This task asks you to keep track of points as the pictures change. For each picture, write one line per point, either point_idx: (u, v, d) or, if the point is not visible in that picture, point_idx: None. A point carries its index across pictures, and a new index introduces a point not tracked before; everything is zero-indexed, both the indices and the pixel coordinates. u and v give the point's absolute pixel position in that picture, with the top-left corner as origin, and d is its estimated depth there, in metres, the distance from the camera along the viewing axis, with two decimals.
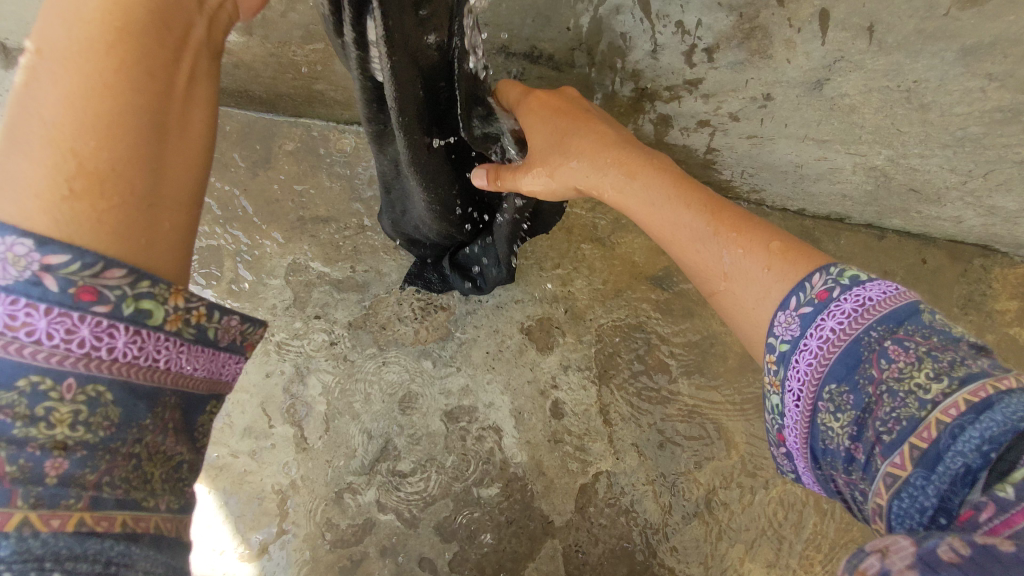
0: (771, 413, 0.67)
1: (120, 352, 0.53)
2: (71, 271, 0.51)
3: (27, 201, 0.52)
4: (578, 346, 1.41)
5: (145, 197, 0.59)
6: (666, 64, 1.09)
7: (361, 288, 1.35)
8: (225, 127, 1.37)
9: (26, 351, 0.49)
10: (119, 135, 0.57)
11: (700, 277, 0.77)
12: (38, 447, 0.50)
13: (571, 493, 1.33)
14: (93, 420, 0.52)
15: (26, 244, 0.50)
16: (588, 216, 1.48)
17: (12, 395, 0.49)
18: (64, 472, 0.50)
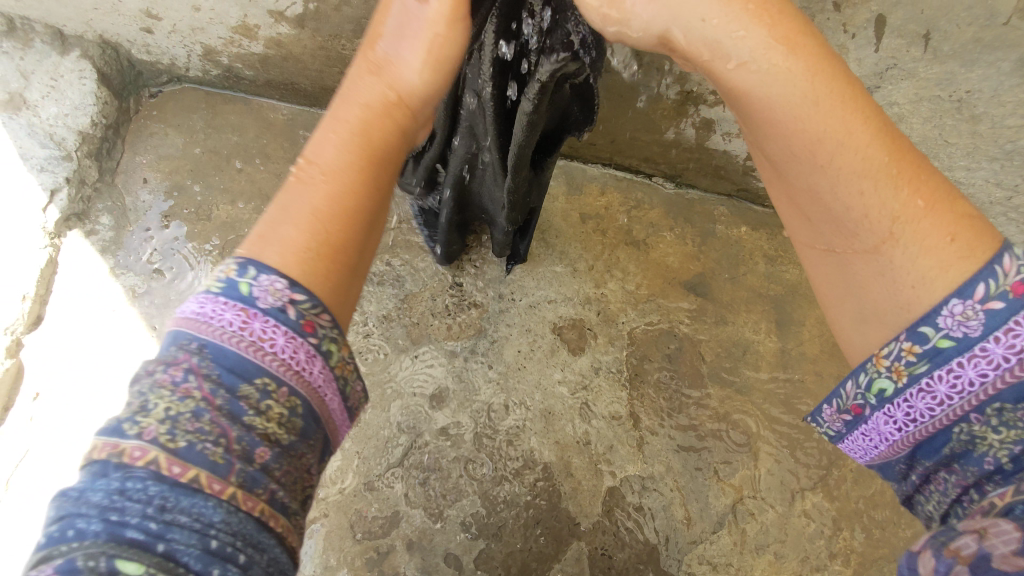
0: (864, 389, 0.61)
1: (314, 377, 0.57)
2: (304, 307, 0.57)
3: (283, 255, 0.59)
4: (610, 348, 1.41)
5: (355, 263, 0.64)
6: None
7: (397, 281, 1.42)
8: (269, 119, 1.40)
9: (260, 353, 0.54)
10: (343, 207, 0.63)
11: (830, 226, 0.62)
12: (247, 434, 0.51)
13: (598, 496, 1.32)
14: (288, 424, 0.55)
15: (283, 280, 0.57)
16: (623, 221, 1.51)
17: (248, 389, 0.53)
18: (262, 462, 0.52)
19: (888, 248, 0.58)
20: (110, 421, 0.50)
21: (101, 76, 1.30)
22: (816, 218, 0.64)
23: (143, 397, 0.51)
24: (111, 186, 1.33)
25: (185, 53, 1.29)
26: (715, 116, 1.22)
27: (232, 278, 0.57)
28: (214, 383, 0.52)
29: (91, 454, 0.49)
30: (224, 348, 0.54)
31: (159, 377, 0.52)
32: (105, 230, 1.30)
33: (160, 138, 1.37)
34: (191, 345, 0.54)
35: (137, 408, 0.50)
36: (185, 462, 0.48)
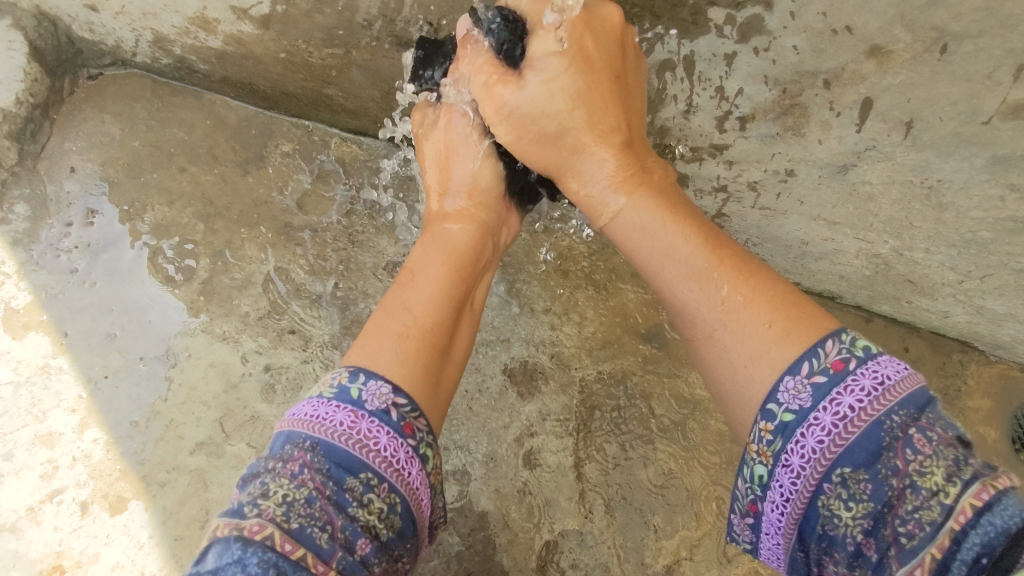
0: (750, 481, 0.74)
1: (412, 478, 0.72)
2: (405, 410, 0.75)
3: (388, 362, 0.79)
4: (560, 395, 1.36)
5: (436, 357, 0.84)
6: (697, 126, 1.07)
7: (342, 307, 1.21)
8: (220, 117, 1.29)
9: (365, 452, 0.70)
10: (432, 326, 0.86)
11: (688, 323, 0.83)
12: (351, 525, 0.66)
13: (533, 550, 1.28)
14: (388, 519, 0.69)
15: (387, 387, 0.76)
16: (586, 262, 1.46)
17: (354, 482, 0.68)
18: (362, 552, 0.66)
19: (719, 334, 0.78)
20: (238, 504, 0.65)
21: (34, 51, 1.16)
22: (674, 310, 0.86)
23: (267, 484, 0.67)
24: (33, 172, 1.21)
25: (133, 37, 1.19)
26: (689, 172, 1.19)
27: (344, 385, 0.75)
28: (324, 476, 0.67)
29: (218, 532, 0.64)
30: (333, 446, 0.70)
31: (280, 468, 0.68)
32: (20, 220, 1.19)
33: (95, 126, 1.25)
34: (306, 443, 0.70)
35: (257, 493, 0.66)
36: (295, 542, 0.63)
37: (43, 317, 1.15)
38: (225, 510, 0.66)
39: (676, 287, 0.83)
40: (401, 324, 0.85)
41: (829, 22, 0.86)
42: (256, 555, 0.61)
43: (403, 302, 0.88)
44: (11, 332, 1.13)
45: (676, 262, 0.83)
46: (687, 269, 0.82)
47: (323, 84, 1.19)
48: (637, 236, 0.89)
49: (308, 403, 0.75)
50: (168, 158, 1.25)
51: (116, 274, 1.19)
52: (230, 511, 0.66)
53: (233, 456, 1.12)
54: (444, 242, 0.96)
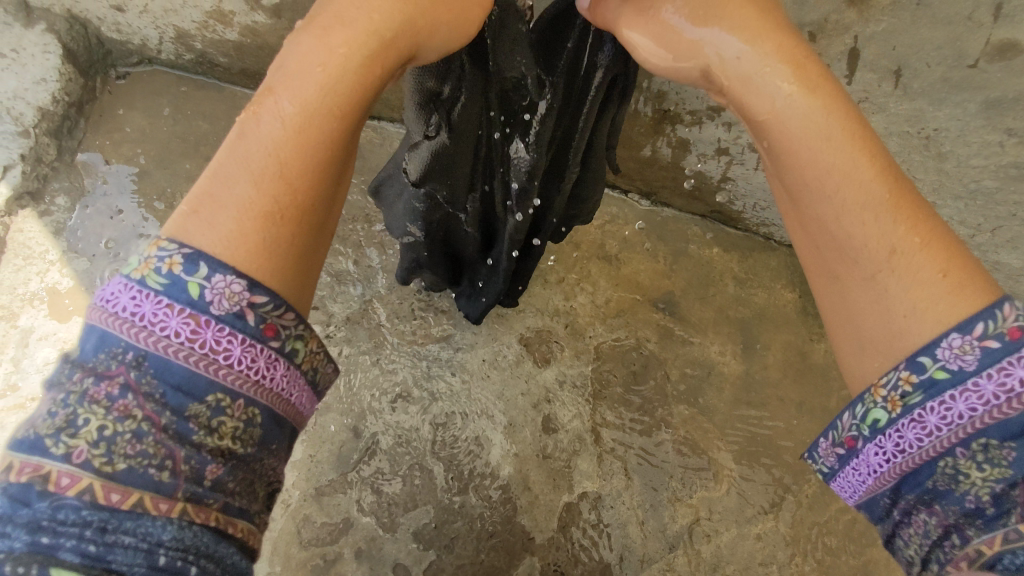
0: (859, 419, 0.57)
1: (275, 382, 0.51)
2: (264, 309, 0.50)
3: (223, 226, 0.50)
4: (575, 362, 1.40)
5: (314, 225, 0.56)
6: (692, 89, 1.09)
7: (363, 282, 1.39)
8: (243, 108, 1.37)
9: (210, 368, 0.48)
10: (302, 166, 0.53)
11: (832, 254, 0.58)
12: (194, 454, 0.47)
13: (554, 512, 1.31)
14: (245, 435, 0.50)
15: (242, 281, 0.49)
16: (597, 233, 1.50)
17: (198, 406, 0.47)
18: (212, 479, 0.47)
19: (882, 278, 0.54)
20: (33, 436, 0.45)
21: (68, 52, 1.25)
22: (820, 240, 0.59)
23: (68, 409, 0.46)
24: (71, 166, 1.29)
25: (157, 35, 1.26)
26: (690, 137, 1.21)
27: (177, 273, 0.48)
28: (157, 404, 0.46)
29: (9, 475, 0.44)
30: (165, 364, 0.47)
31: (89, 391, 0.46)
32: (60, 211, 1.27)
33: (127, 121, 1.33)
34: (124, 355, 0.47)
35: (61, 423, 0.45)
36: (125, 489, 0.45)
37: (85, 301, 1.23)
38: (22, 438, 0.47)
39: (828, 217, 0.57)
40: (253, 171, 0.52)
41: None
42: (72, 505, 0.44)
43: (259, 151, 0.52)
44: (56, 316, 1.21)
45: (844, 190, 0.56)
46: (862, 207, 0.55)
47: None
48: (787, 137, 0.59)
49: (122, 290, 0.48)
50: (194, 148, 1.33)
51: None
52: (21, 443, 0.45)
53: None
54: (324, 68, 0.54)
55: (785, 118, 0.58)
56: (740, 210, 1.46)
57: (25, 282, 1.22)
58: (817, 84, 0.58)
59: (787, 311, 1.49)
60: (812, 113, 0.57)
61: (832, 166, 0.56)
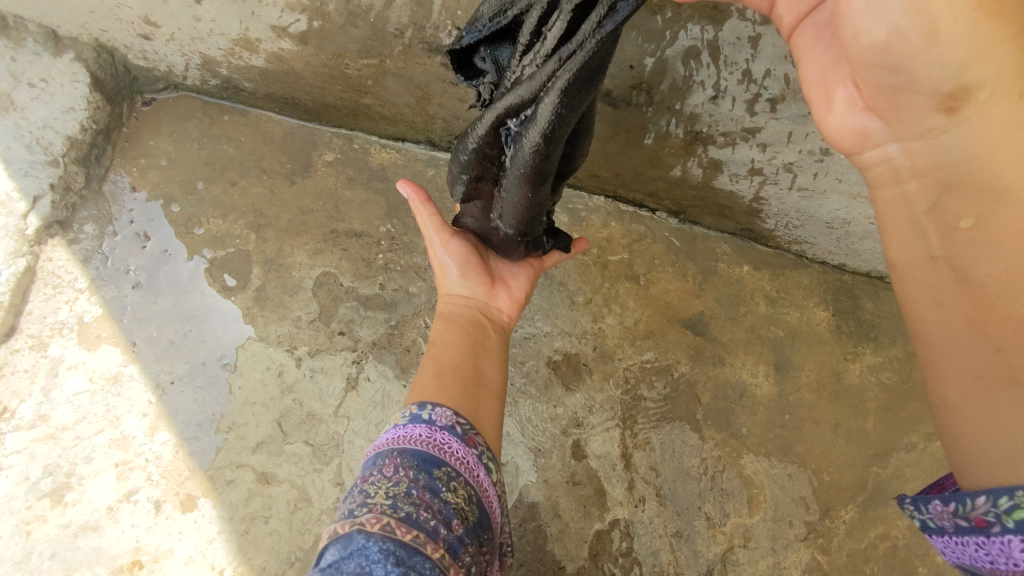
0: (1002, 508, 0.53)
1: (471, 459, 0.76)
2: (463, 427, 0.80)
3: (444, 384, 0.89)
4: (604, 386, 1.37)
5: (487, 390, 0.94)
6: (726, 111, 1.05)
7: (389, 306, 1.28)
8: (269, 132, 1.36)
9: (443, 453, 0.74)
10: (473, 370, 0.96)
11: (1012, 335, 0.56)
12: (446, 508, 0.67)
13: (585, 540, 1.28)
14: (476, 512, 0.71)
15: (450, 410, 0.81)
16: (625, 253, 1.48)
17: (441, 473, 0.71)
18: (458, 532, 0.66)
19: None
20: (347, 509, 0.65)
21: (95, 81, 1.25)
22: (1005, 341, 0.56)
23: (365, 489, 0.67)
24: (99, 193, 1.30)
25: (183, 61, 1.26)
26: (723, 158, 1.18)
27: (414, 414, 0.80)
28: (415, 470, 0.69)
29: (336, 531, 0.62)
30: (417, 451, 0.73)
31: (375, 475, 0.69)
32: (89, 239, 1.27)
33: (154, 148, 1.33)
34: (392, 453, 0.72)
35: (361, 496, 0.66)
36: (415, 532, 0.62)
37: (113, 329, 1.23)
38: (331, 525, 0.65)
39: (994, 291, 0.58)
40: (434, 368, 0.94)
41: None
42: (377, 544, 0.59)
43: (433, 365, 0.95)
44: (85, 344, 1.21)
45: (985, 263, 0.58)
46: (996, 273, 0.58)
47: (360, 93, 1.24)
48: (968, 155, 0.60)
49: (388, 432, 0.78)
50: (219, 173, 1.33)
51: (177, 285, 1.27)
52: (340, 518, 0.65)
53: (293, 453, 1.18)
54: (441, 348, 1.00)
55: (974, 159, 0.60)
56: (772, 228, 1.42)
57: (53, 310, 1.22)
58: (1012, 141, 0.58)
59: (821, 331, 1.45)
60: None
61: (986, 243, 0.58)
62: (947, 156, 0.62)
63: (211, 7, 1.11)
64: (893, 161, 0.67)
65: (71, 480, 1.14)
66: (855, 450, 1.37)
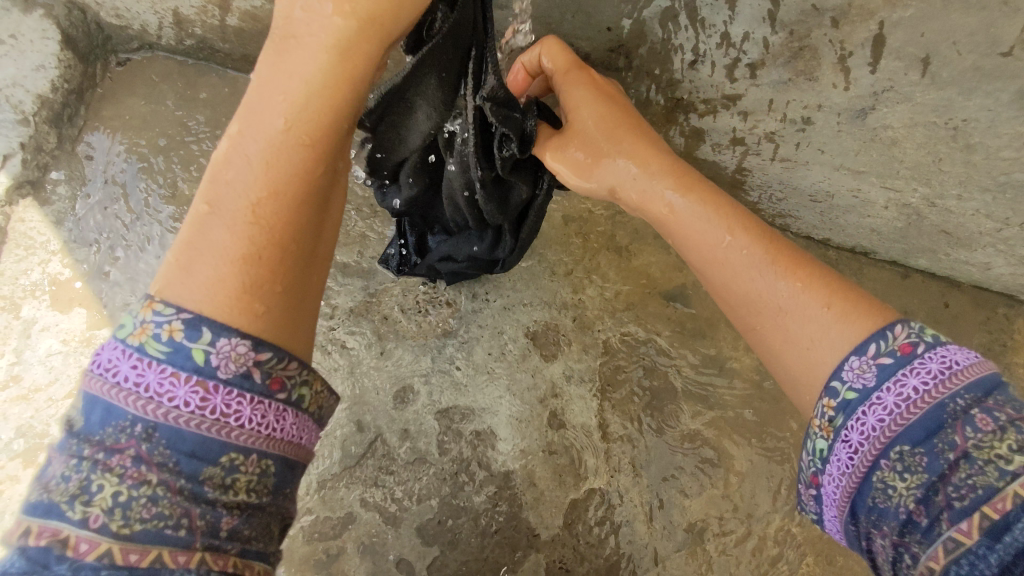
0: (813, 455, 0.71)
1: (265, 425, 0.63)
2: (270, 364, 0.64)
3: (219, 265, 0.66)
4: (583, 356, 1.37)
5: (308, 254, 0.74)
6: (706, 77, 1.04)
7: None
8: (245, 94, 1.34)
9: (226, 432, 0.60)
10: (302, 208, 0.72)
11: (750, 313, 0.81)
12: (215, 514, 0.59)
13: (560, 509, 1.29)
14: (260, 486, 0.63)
15: (245, 344, 0.63)
16: (608, 224, 1.46)
17: (214, 468, 0.60)
18: (230, 528, 0.60)
19: (785, 318, 0.76)
20: (50, 501, 0.56)
21: (67, 38, 1.22)
22: (741, 318, 0.83)
23: (87, 477, 0.57)
24: (72, 155, 1.28)
25: (157, 20, 1.24)
26: (705, 126, 1.15)
27: (179, 342, 0.61)
28: (172, 472, 0.58)
29: (26, 539, 0.56)
30: (177, 431, 0.59)
31: (102, 461, 0.58)
32: (62, 200, 1.26)
33: (127, 109, 1.30)
34: (150, 429, 0.59)
35: (77, 491, 0.56)
36: (143, 548, 0.56)
37: (85, 291, 1.22)
38: (33, 506, 0.57)
39: (735, 261, 0.81)
40: (225, 221, 0.68)
41: None
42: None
43: (217, 225, 0.68)
44: (57, 306, 1.20)
45: (736, 254, 0.82)
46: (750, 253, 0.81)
47: None
48: (707, 259, 0.84)
49: (122, 358, 0.61)
50: (195, 136, 1.31)
51: (152, 249, 1.26)
52: (37, 507, 0.57)
53: None
54: (263, 161, 0.70)
55: (680, 214, 0.87)
56: (756, 201, 1.41)
57: (26, 271, 1.21)
58: (692, 186, 0.88)
59: None
60: (713, 232, 0.84)
61: (731, 247, 0.82)
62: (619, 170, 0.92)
63: None
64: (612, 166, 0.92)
65: (42, 441, 1.14)
66: None
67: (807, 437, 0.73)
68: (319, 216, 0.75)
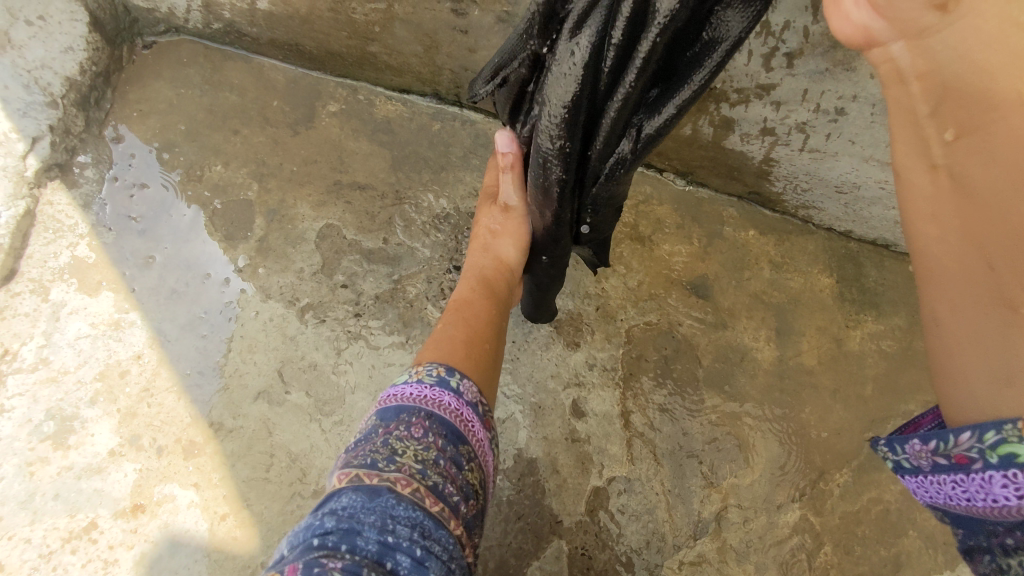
0: (985, 443, 0.53)
1: (481, 436, 0.78)
2: (484, 408, 0.81)
3: (450, 350, 0.88)
4: (606, 345, 1.38)
5: (495, 361, 0.94)
6: (742, 66, 1.03)
7: (393, 260, 1.28)
8: (272, 79, 1.34)
9: (470, 433, 0.75)
10: (486, 331, 0.97)
11: (1012, 279, 0.55)
12: (466, 483, 0.71)
13: (582, 496, 1.30)
14: (484, 485, 0.75)
15: (476, 386, 0.82)
16: (631, 214, 1.46)
17: (466, 452, 0.73)
18: (470, 510, 0.71)
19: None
20: (371, 460, 0.67)
21: (95, 21, 1.22)
22: (996, 260, 0.56)
23: (392, 443, 0.69)
24: (99, 138, 1.28)
25: (184, 3, 1.23)
26: (735, 116, 1.16)
27: (442, 376, 0.80)
28: (445, 442, 0.71)
29: (359, 480, 0.65)
30: (444, 420, 0.74)
31: (402, 432, 0.70)
32: (88, 183, 1.25)
33: (153, 93, 1.30)
34: (420, 413, 0.73)
35: (389, 450, 0.68)
36: (436, 499, 0.66)
37: (114, 275, 1.22)
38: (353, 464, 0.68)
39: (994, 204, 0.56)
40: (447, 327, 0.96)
41: None
42: (406, 511, 0.63)
43: (443, 341, 0.92)
44: (86, 289, 1.20)
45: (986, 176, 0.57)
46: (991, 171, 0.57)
47: (366, 41, 1.21)
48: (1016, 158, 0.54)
49: (403, 387, 0.78)
50: (222, 121, 1.30)
51: (179, 233, 1.26)
52: (361, 464, 0.67)
53: (294, 402, 1.20)
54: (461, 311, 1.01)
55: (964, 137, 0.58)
56: (780, 192, 1.41)
57: (53, 254, 1.21)
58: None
59: (823, 297, 1.45)
60: None
61: (1001, 142, 0.56)
62: (941, 62, 0.59)
63: None
64: (896, 61, 0.64)
65: (74, 424, 1.14)
66: (852, 415, 1.38)
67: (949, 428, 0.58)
68: (497, 339, 0.98)
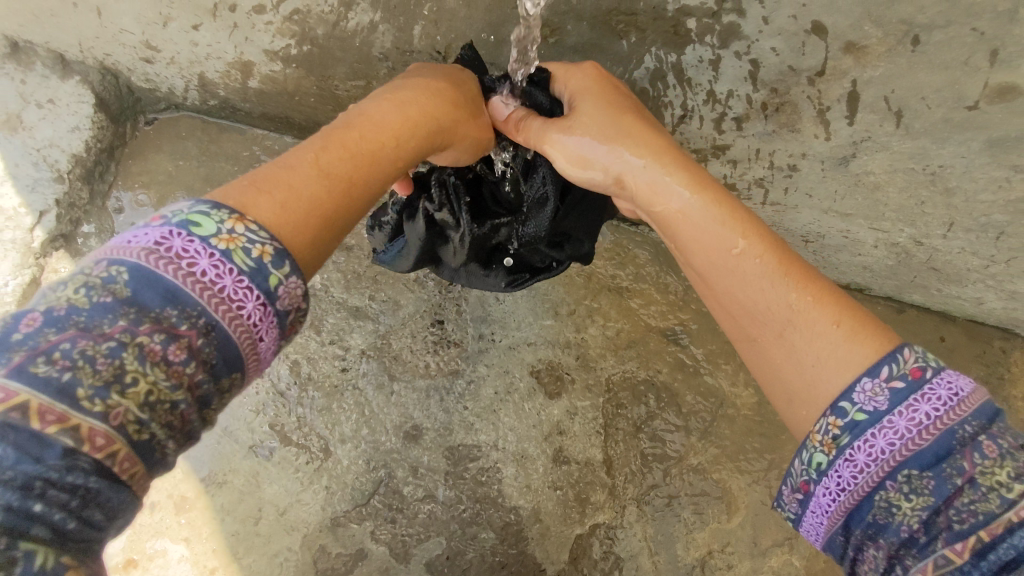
0: (806, 465, 0.70)
1: (258, 326, 0.64)
2: (282, 304, 0.66)
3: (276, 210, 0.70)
4: (587, 395, 1.41)
5: (349, 186, 0.79)
6: (696, 129, 1.11)
7: (377, 316, 1.38)
8: (264, 148, 1.42)
9: (230, 317, 0.62)
10: (361, 174, 0.80)
11: (745, 319, 0.80)
12: (189, 404, 0.60)
13: (564, 544, 1.34)
14: (220, 380, 0.63)
15: (302, 289, 0.68)
16: (608, 265, 1.52)
17: (149, 371, 0.57)
18: (190, 415, 0.61)
19: (787, 334, 0.76)
20: (69, 378, 0.54)
21: (100, 101, 1.33)
22: (749, 330, 0.80)
23: (80, 354, 0.55)
24: (102, 210, 1.36)
25: (183, 83, 1.33)
26: None
27: (265, 263, 0.65)
28: (185, 346, 0.59)
29: None
30: (133, 263, 0.60)
31: (122, 330, 0.57)
32: (91, 252, 1.33)
33: (151, 164, 1.38)
34: (159, 316, 0.59)
35: (85, 363, 0.54)
36: (93, 425, 0.54)
37: None
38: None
39: (747, 271, 0.79)
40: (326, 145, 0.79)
41: (800, 23, 0.93)
42: (56, 444, 0.52)
43: (294, 160, 0.75)
44: None
45: (747, 262, 0.79)
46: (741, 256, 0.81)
47: (350, 113, 1.30)
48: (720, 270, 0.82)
49: (201, 253, 0.62)
50: (217, 189, 1.39)
51: None
52: (47, 381, 0.53)
53: (285, 457, 1.30)
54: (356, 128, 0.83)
55: (690, 213, 0.84)
56: None
57: None
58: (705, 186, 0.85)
59: None
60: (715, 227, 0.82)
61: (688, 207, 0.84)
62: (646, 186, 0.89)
63: (209, 33, 1.20)
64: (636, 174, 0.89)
65: None
66: None
67: (804, 446, 0.71)
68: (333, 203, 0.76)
